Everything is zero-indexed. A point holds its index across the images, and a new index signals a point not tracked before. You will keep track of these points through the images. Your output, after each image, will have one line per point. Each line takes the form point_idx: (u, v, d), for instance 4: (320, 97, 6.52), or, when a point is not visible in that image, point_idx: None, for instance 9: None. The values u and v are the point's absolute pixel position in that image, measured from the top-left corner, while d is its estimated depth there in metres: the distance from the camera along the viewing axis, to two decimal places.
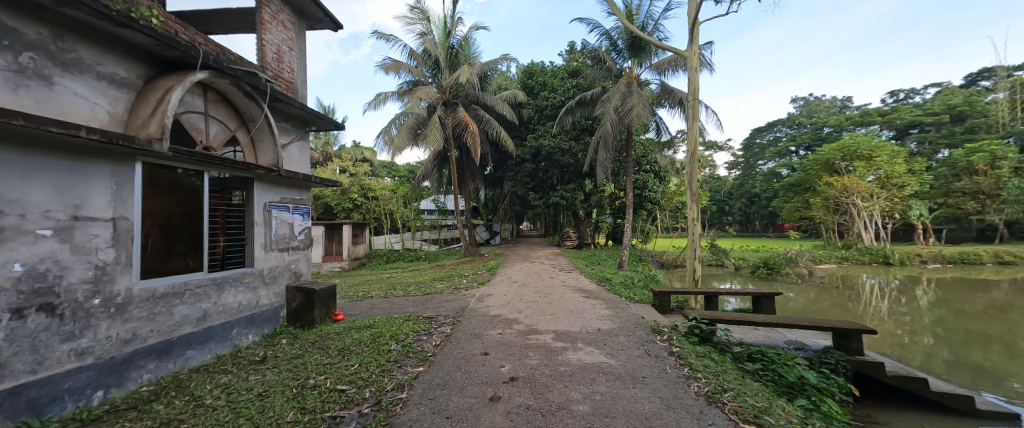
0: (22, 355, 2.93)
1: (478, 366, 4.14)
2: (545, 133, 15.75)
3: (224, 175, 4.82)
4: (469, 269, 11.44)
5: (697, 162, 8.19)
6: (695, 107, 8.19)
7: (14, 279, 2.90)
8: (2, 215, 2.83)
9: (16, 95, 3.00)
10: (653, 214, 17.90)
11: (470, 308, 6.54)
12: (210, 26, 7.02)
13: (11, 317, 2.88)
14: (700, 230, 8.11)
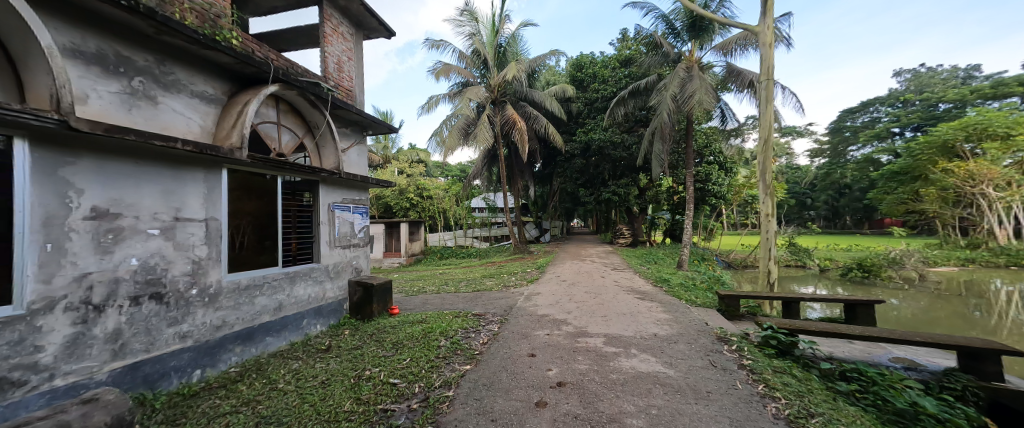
0: (139, 336, 3.37)
1: (525, 368, 3.99)
2: (596, 127, 15.15)
3: (296, 179, 5.19)
4: (518, 267, 11.38)
5: (771, 150, 7.25)
6: (769, 88, 7.25)
7: (132, 271, 3.32)
8: (122, 216, 3.25)
9: (129, 115, 3.42)
10: (717, 210, 16.44)
11: (517, 307, 6.45)
12: (282, 44, 7.70)
13: (130, 304, 3.31)
14: (776, 227, 7.17)
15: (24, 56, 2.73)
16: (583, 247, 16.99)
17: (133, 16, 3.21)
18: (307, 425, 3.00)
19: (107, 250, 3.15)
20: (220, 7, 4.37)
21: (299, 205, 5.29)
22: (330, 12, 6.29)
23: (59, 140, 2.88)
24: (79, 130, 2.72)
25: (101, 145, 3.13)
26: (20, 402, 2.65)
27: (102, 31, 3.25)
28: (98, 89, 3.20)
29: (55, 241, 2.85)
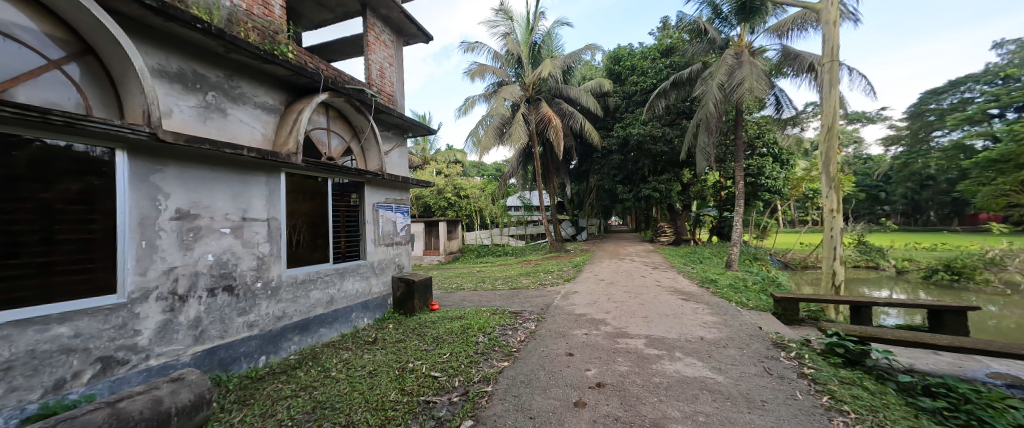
0: (215, 324, 3.74)
1: (562, 368, 3.92)
2: (634, 121, 14.62)
3: (344, 181, 5.51)
4: (555, 265, 11.28)
5: (837, 139, 6.57)
6: (834, 70, 6.58)
7: (208, 266, 3.69)
8: (199, 217, 3.62)
9: (205, 126, 3.78)
10: (772, 205, 15.24)
11: (554, 306, 6.38)
12: (330, 54, 8.18)
13: (208, 294, 3.68)
14: (843, 224, 6.48)
15: (122, 79, 3.12)
16: (623, 246, 16.50)
17: (206, 37, 3.55)
18: (358, 412, 3.17)
19: (189, 247, 3.52)
20: (278, 24, 4.72)
21: (349, 205, 5.61)
22: (373, 21, 6.59)
23: (150, 151, 3.26)
24: (165, 141, 3.06)
25: (182, 154, 3.49)
26: (124, 379, 3.04)
27: (182, 52, 3.62)
28: (179, 104, 3.57)
29: (149, 238, 3.23)
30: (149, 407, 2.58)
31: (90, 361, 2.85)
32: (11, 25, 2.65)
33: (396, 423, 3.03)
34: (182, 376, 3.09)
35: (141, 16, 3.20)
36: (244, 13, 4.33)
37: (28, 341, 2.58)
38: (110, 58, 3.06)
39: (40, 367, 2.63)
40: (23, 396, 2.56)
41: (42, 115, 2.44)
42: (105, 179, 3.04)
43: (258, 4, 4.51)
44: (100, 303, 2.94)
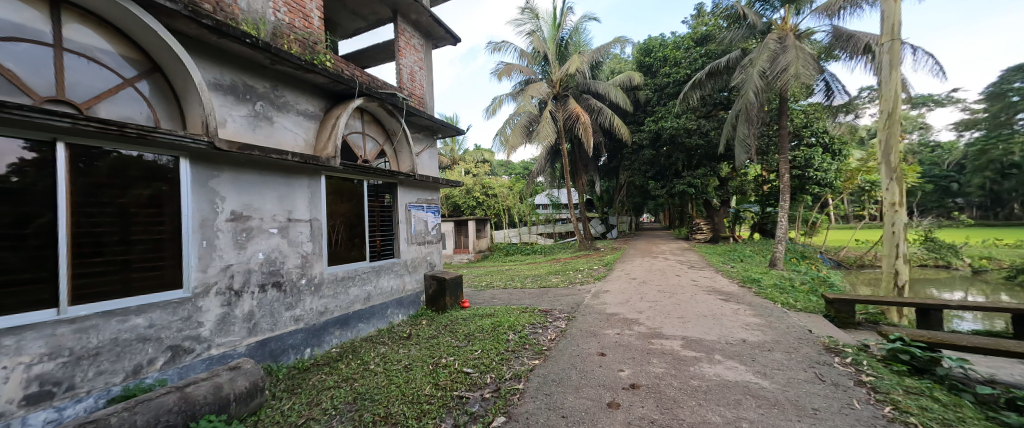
0: (266, 318, 3.96)
1: (595, 368, 3.86)
2: (666, 114, 14.14)
3: (379, 182, 5.67)
4: (585, 263, 11.10)
5: (899, 126, 6.05)
6: (894, 50, 6.07)
7: (260, 263, 3.91)
8: (251, 218, 3.85)
9: (254, 134, 4.00)
10: (821, 200, 14.25)
11: (586, 305, 6.29)
12: (363, 61, 8.48)
13: (260, 290, 3.91)
14: (907, 218, 5.97)
15: (184, 94, 3.36)
16: (655, 243, 15.98)
17: (255, 51, 3.75)
18: (395, 404, 3.26)
19: (243, 245, 3.75)
20: (317, 35, 4.93)
21: (383, 206, 5.78)
22: (404, 26, 6.75)
23: (208, 158, 3.49)
24: (220, 148, 3.27)
25: (236, 160, 3.72)
26: (190, 366, 3.30)
27: (233, 66, 3.84)
28: (232, 114, 3.79)
29: (208, 238, 3.47)
30: (212, 393, 2.86)
31: (162, 349, 3.12)
32: (91, 49, 2.93)
33: (431, 416, 3.09)
34: (238, 365, 3.27)
35: (198, 34, 3.43)
36: (287, 26, 4.56)
37: (112, 330, 2.84)
38: (174, 74, 3.30)
39: (122, 353, 2.89)
40: (109, 379, 2.82)
41: (119, 129, 2.66)
42: (172, 185, 3.28)
43: (299, 17, 4.74)
44: (168, 297, 3.18)
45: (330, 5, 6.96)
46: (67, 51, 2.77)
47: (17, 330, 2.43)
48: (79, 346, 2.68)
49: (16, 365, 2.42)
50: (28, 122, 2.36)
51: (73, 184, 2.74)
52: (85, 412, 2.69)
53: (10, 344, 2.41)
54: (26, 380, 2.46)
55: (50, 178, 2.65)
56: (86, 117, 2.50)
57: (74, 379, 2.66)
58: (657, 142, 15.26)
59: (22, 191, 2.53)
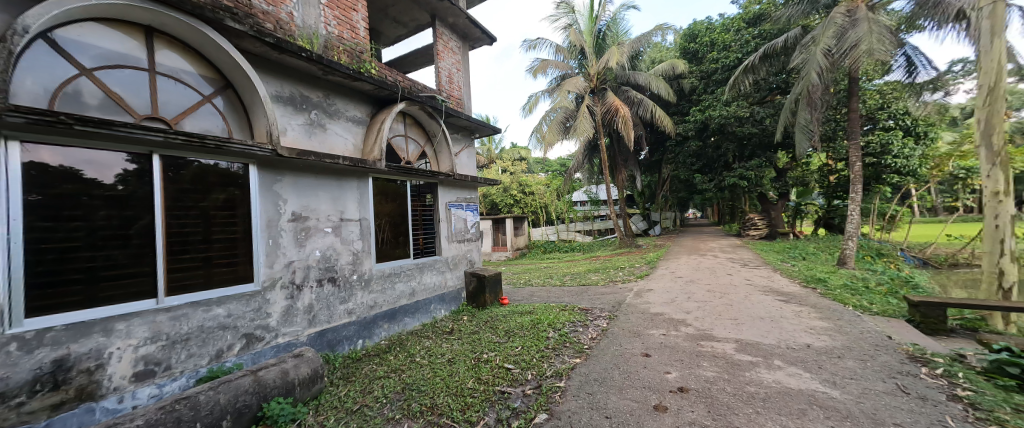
0: (323, 310, 4.21)
1: (639, 369, 3.72)
2: (714, 103, 13.35)
3: (420, 183, 5.84)
4: (626, 261, 10.79)
5: (1003, 102, 5.28)
6: (997, 14, 5.28)
7: (317, 260, 4.16)
8: (309, 218, 4.10)
9: (310, 141, 4.26)
10: (900, 191, 12.81)
11: (629, 304, 6.10)
12: (404, 67, 8.77)
13: (318, 284, 4.16)
14: (1015, 209, 5.21)
15: (251, 106, 3.63)
16: (703, 240, 15.17)
17: (310, 63, 3.98)
18: (440, 396, 3.35)
19: (302, 243, 4.01)
20: (364, 44, 5.15)
21: (425, 205, 5.95)
22: (442, 30, 6.89)
23: (272, 164, 3.76)
24: (281, 155, 3.51)
25: (295, 165, 3.97)
26: (261, 352, 3.59)
27: (292, 79, 4.10)
28: (291, 123, 4.05)
29: (273, 236, 3.74)
30: (280, 377, 3.11)
31: (238, 336, 3.41)
32: (178, 71, 3.25)
33: (475, 409, 3.14)
34: (301, 353, 3.50)
35: (262, 51, 3.69)
36: (336, 38, 4.81)
37: (199, 318, 3.16)
38: (243, 90, 3.58)
39: (207, 338, 3.20)
40: (197, 361, 3.13)
41: (200, 140, 2.94)
42: (243, 190, 3.56)
43: (347, 29, 4.97)
44: (243, 290, 3.48)
45: (373, 14, 7.26)
46: (158, 74, 3.10)
47: (126, 316, 2.76)
48: (174, 331, 3.01)
49: (127, 347, 2.76)
50: (129, 138, 2.67)
51: (165, 191, 3.05)
52: (179, 389, 3.02)
53: (122, 328, 2.74)
54: (134, 360, 2.79)
55: (147, 185, 2.96)
56: (174, 131, 2.79)
57: (171, 360, 2.98)
58: (704, 133, 14.45)
59: (125, 198, 2.85)
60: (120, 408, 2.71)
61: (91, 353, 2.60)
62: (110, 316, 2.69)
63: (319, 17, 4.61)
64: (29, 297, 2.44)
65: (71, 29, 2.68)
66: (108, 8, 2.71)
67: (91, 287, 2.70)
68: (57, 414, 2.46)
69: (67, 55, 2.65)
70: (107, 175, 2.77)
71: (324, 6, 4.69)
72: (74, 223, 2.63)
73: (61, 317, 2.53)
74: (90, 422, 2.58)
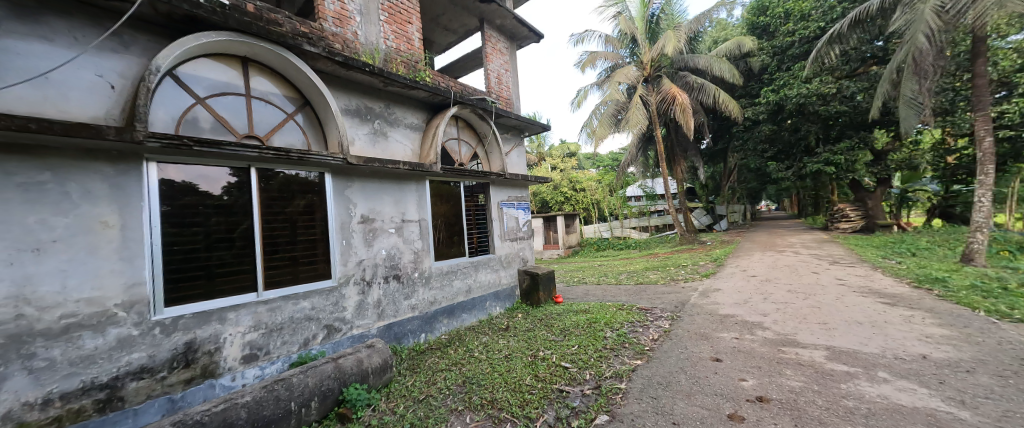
0: (390, 305, 4.47)
1: (709, 374, 3.45)
2: (791, 81, 12.01)
3: (473, 183, 5.96)
4: (689, 259, 10.13)
5: None
6: None
7: (383, 258, 4.42)
8: (375, 219, 4.37)
9: (375, 148, 4.53)
10: None
11: (695, 304, 5.71)
12: (454, 72, 9.03)
13: (384, 280, 4.41)
14: None
15: (325, 120, 3.94)
16: (779, 236, 13.74)
17: (373, 77, 4.23)
18: (500, 391, 3.39)
19: (370, 243, 4.29)
20: (419, 55, 5.36)
21: (478, 205, 6.06)
22: (490, 32, 6.96)
23: (343, 171, 4.06)
24: (351, 162, 3.78)
25: (362, 171, 4.26)
26: (340, 342, 3.91)
27: (358, 92, 4.40)
28: (358, 133, 4.33)
29: (346, 236, 4.04)
30: (357, 365, 3.36)
31: (321, 327, 3.75)
32: (268, 94, 3.63)
33: (533, 406, 3.14)
34: (372, 343, 3.74)
35: (333, 70, 4.00)
36: (394, 50, 5.06)
37: (290, 310, 3.51)
38: (318, 106, 3.90)
39: (297, 328, 3.56)
40: (290, 348, 3.49)
41: (285, 153, 3.26)
42: (320, 195, 3.89)
43: (403, 41, 5.22)
44: (323, 286, 3.80)
45: (425, 24, 7.57)
46: (252, 97, 3.49)
47: (235, 307, 3.16)
48: (271, 320, 3.38)
49: (236, 333, 3.15)
50: (231, 154, 3.04)
51: (259, 199, 3.42)
52: (277, 371, 3.39)
53: (232, 317, 3.13)
54: (242, 345, 3.18)
55: (246, 194, 3.34)
56: (266, 147, 3.13)
57: (270, 346, 3.35)
58: (778, 116, 13.10)
59: (229, 206, 3.24)
60: (234, 385, 3.11)
61: (211, 338, 3.01)
62: (223, 307, 3.09)
63: (379, 33, 4.90)
64: (166, 290, 2.87)
65: (187, 65, 3.10)
66: (214, 44, 3.10)
67: (209, 282, 3.10)
68: (189, 388, 2.89)
69: (186, 87, 3.09)
70: (216, 187, 3.16)
71: (383, 22, 4.98)
72: (194, 229, 3.04)
73: (189, 307, 2.95)
74: (212, 396, 2.99)
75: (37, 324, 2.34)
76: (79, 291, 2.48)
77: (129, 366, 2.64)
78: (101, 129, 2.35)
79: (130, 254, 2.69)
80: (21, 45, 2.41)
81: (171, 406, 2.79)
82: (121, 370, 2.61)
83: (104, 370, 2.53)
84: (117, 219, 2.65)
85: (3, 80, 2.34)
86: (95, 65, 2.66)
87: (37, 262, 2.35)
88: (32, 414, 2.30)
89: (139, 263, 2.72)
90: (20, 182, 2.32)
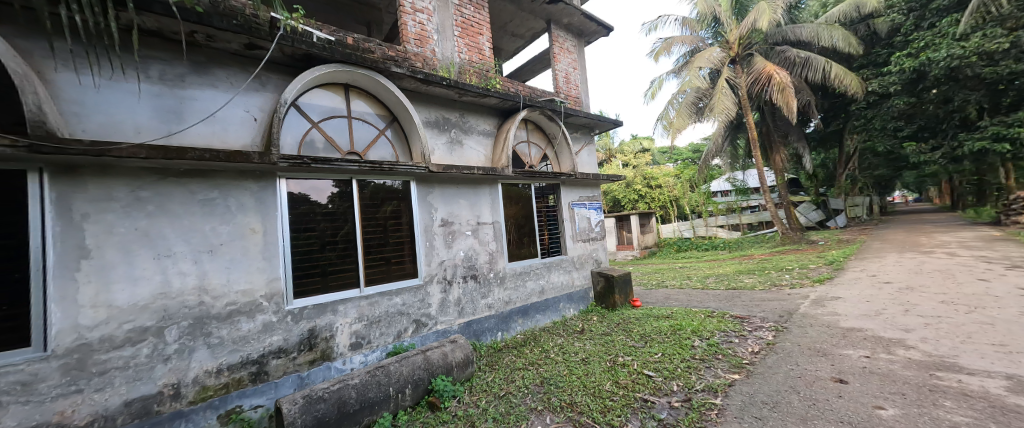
0: (469, 303, 4.64)
1: (831, 398, 2.93)
2: (938, 42, 9.76)
3: (543, 184, 5.94)
4: (794, 261, 8.85)
5: None
6: None
7: (462, 259, 4.62)
8: (455, 222, 4.60)
9: (452, 156, 4.76)
10: None
11: (807, 315, 4.94)
12: (523, 76, 9.12)
13: (464, 279, 4.61)
14: None
15: (410, 133, 4.25)
16: (923, 234, 11.26)
17: (450, 90, 4.46)
18: (579, 395, 3.30)
19: (451, 244, 4.52)
20: (490, 63, 5.51)
21: (548, 206, 6.02)
22: (558, 33, 6.90)
23: (425, 178, 4.34)
24: (432, 170, 4.03)
25: (442, 178, 4.51)
26: (427, 336, 4.17)
27: (436, 104, 4.66)
28: (437, 143, 4.60)
29: (429, 238, 4.32)
30: (442, 358, 3.55)
31: (411, 322, 4.04)
32: (364, 113, 4.03)
33: (616, 413, 2.99)
34: (455, 338, 3.91)
35: (416, 87, 4.29)
36: (467, 62, 5.27)
37: (386, 305, 3.85)
38: (403, 120, 4.22)
39: (392, 321, 3.88)
40: (386, 339, 3.82)
41: (379, 165, 3.59)
42: (407, 201, 4.20)
43: (475, 53, 5.41)
44: (412, 283, 4.10)
45: (494, 33, 7.80)
46: (351, 118, 3.91)
47: (343, 300, 3.55)
48: (372, 313, 3.74)
49: (346, 323, 3.54)
50: (338, 169, 3.44)
51: (358, 206, 3.80)
52: (377, 359, 3.74)
53: (342, 309, 3.53)
54: (350, 333, 3.56)
55: (347, 202, 3.73)
56: (364, 161, 3.48)
57: (371, 336, 3.71)
58: (917, 86, 10.78)
59: (334, 213, 3.66)
60: (345, 369, 3.51)
61: (327, 326, 3.43)
62: (334, 300, 3.50)
63: (453, 48, 5.15)
64: (295, 285, 3.35)
65: (303, 95, 3.57)
66: (324, 76, 3.53)
67: (323, 280, 3.52)
68: (313, 368, 3.34)
69: (303, 114, 3.57)
70: (323, 197, 3.59)
71: (456, 36, 5.23)
72: (309, 233, 3.48)
73: (311, 299, 3.40)
74: (329, 377, 3.41)
75: (212, 309, 2.90)
76: (237, 283, 3.01)
77: (272, 346, 3.13)
78: (248, 155, 2.83)
79: (270, 254, 3.19)
80: (198, 92, 3.01)
81: (300, 382, 3.25)
82: (266, 349, 3.10)
83: (255, 349, 3.05)
84: (260, 225, 3.17)
85: (187, 120, 2.94)
86: (244, 102, 3.22)
87: (211, 260, 2.91)
88: (210, 380, 2.85)
89: (276, 262, 3.22)
90: (198, 198, 2.89)
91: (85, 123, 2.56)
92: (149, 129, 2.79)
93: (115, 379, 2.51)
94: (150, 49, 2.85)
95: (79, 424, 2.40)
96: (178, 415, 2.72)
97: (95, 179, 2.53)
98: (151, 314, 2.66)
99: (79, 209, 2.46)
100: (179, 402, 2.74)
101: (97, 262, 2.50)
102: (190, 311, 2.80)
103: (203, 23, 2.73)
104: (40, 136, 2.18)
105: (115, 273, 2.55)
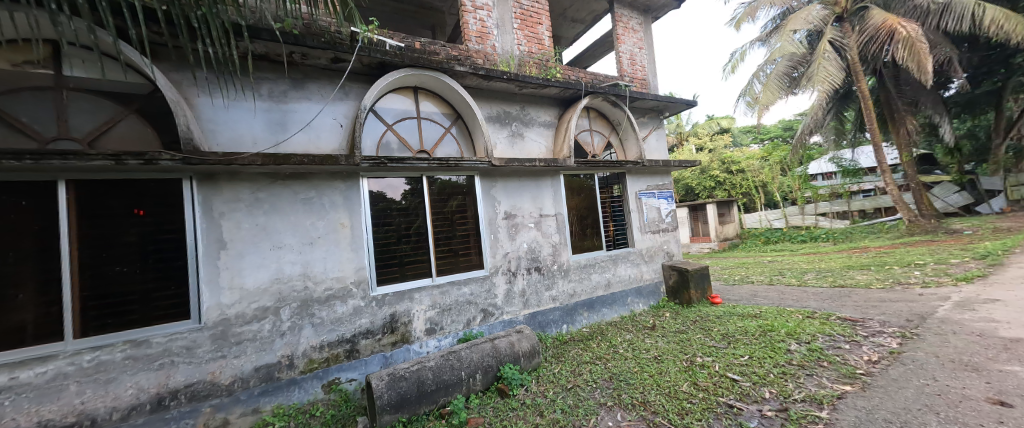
0: (533, 295, 4.68)
1: (987, 424, 2.37)
2: None
3: (608, 174, 5.70)
4: (926, 255, 7.30)
5: None
6: None
7: (524, 250, 4.66)
8: (517, 214, 4.64)
9: (513, 149, 4.80)
10: None
11: (946, 321, 4.06)
12: (584, 62, 8.81)
13: (527, 271, 4.65)
14: None
15: (473, 129, 4.37)
16: None
17: (510, 83, 4.49)
18: (652, 394, 3.15)
19: (514, 237, 4.59)
20: (550, 53, 5.41)
21: (613, 197, 5.78)
22: (622, 12, 6.52)
23: (489, 173, 4.45)
24: (495, 164, 4.11)
25: (505, 171, 4.59)
26: (494, 325, 4.31)
27: (497, 99, 4.73)
28: (499, 137, 4.68)
29: (493, 230, 4.42)
30: (510, 347, 3.64)
31: (478, 311, 4.20)
32: (431, 114, 4.25)
33: (695, 417, 2.79)
34: (521, 328, 3.97)
35: (479, 83, 4.38)
36: (527, 53, 5.24)
37: (455, 294, 4.05)
38: (466, 117, 4.35)
39: (462, 309, 4.08)
40: (456, 326, 4.03)
41: (446, 162, 3.75)
42: (473, 195, 4.35)
43: (535, 43, 5.35)
44: (478, 274, 4.24)
45: (553, 20, 7.65)
46: (421, 119, 4.14)
47: (418, 288, 3.82)
48: (444, 302, 3.96)
49: (421, 310, 3.81)
50: (410, 167, 3.66)
51: (427, 202, 4.03)
52: (449, 345, 3.96)
53: (417, 297, 3.80)
54: (425, 319, 3.82)
55: (419, 198, 3.98)
56: (432, 158, 3.67)
57: (443, 323, 3.94)
58: None
59: (407, 208, 3.92)
60: (422, 351, 3.78)
61: (406, 312, 3.73)
62: (411, 289, 3.78)
63: (513, 40, 5.16)
64: (379, 274, 3.70)
65: (379, 100, 3.88)
66: (397, 81, 3.79)
67: (401, 270, 3.83)
68: (396, 349, 3.65)
69: (380, 117, 3.88)
70: (398, 194, 3.88)
71: (516, 29, 5.23)
72: (387, 228, 3.79)
73: (391, 287, 3.71)
74: (409, 358, 3.70)
75: (315, 293, 3.32)
76: (333, 271, 3.41)
77: (361, 328, 3.49)
78: (337, 159, 3.16)
79: (358, 246, 3.56)
80: (297, 105, 3.44)
81: (386, 361, 3.59)
82: (357, 330, 3.47)
83: (348, 329, 3.43)
84: (348, 220, 3.54)
85: (290, 130, 3.39)
86: (333, 111, 3.60)
87: (312, 251, 3.34)
88: (315, 354, 3.28)
89: (362, 253, 3.57)
90: (301, 197, 3.33)
91: (217, 138, 3.08)
92: (263, 140, 3.27)
93: (248, 348, 3.02)
94: (262, 71, 3.32)
95: (225, 383, 2.93)
96: (293, 382, 3.18)
97: (227, 183, 3.03)
98: (269, 296, 3.13)
99: (218, 209, 2.99)
100: (293, 371, 3.19)
101: (231, 251, 3.01)
102: (298, 294, 3.25)
103: (299, 43, 3.12)
104: (190, 150, 2.68)
105: (244, 261, 3.06)
